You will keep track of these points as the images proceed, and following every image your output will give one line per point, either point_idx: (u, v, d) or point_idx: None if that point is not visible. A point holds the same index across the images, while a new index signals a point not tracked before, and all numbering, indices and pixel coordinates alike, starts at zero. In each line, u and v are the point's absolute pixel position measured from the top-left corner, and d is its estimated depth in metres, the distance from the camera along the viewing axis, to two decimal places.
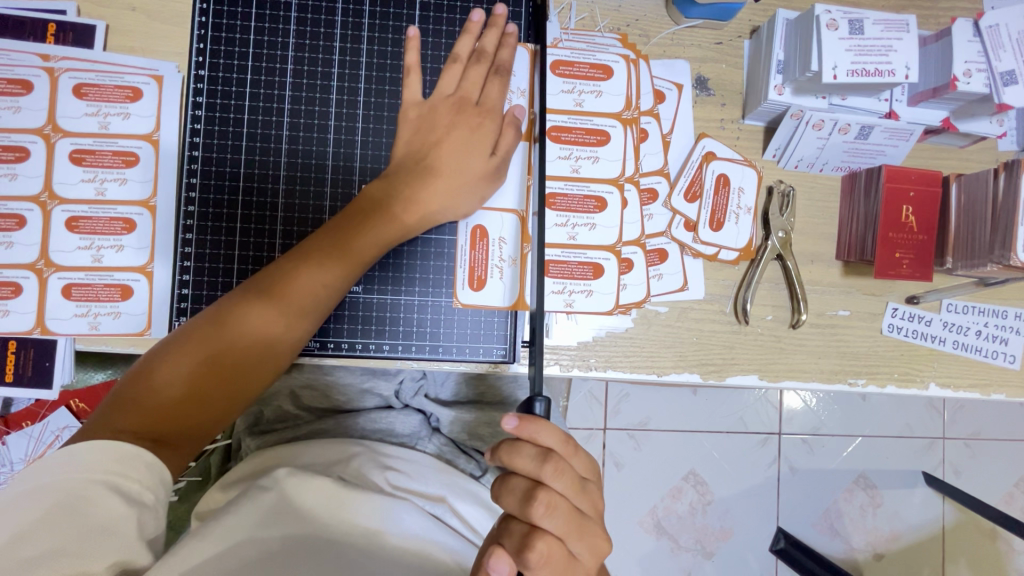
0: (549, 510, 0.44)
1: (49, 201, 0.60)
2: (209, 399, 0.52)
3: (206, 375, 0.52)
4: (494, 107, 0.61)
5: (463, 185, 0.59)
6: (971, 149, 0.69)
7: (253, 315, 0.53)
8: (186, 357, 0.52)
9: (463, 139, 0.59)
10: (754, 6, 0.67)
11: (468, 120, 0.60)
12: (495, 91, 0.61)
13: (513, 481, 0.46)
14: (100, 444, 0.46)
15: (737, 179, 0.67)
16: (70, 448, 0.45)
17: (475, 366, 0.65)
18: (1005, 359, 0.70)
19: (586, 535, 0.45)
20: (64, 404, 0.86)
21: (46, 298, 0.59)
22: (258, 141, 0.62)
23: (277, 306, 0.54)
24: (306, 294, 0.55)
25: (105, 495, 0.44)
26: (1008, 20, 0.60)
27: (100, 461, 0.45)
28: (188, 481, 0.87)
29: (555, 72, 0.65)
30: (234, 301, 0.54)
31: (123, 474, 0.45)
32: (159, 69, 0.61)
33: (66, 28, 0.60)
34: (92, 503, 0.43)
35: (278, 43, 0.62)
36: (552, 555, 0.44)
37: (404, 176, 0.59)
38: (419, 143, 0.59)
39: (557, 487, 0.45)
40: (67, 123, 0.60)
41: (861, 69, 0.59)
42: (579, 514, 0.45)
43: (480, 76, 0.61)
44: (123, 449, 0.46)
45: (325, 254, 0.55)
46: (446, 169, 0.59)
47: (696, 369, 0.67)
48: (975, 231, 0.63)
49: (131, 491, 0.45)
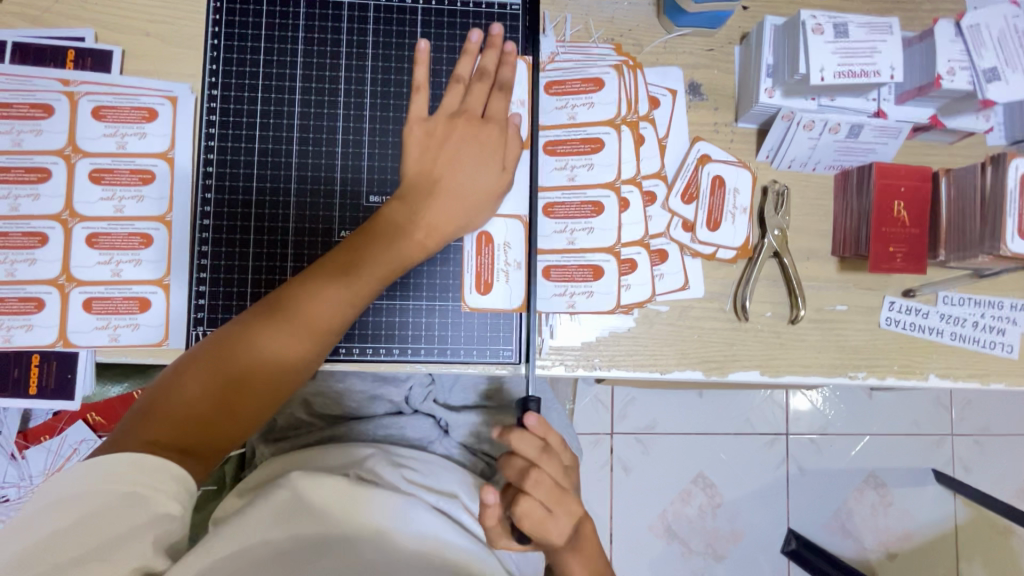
0: (535, 483, 0.49)
1: (70, 218, 0.62)
2: (233, 416, 0.54)
3: (229, 392, 0.53)
4: (495, 118, 0.63)
5: (476, 199, 0.61)
6: (959, 144, 0.71)
7: (274, 334, 0.55)
8: (211, 374, 0.53)
9: (471, 154, 0.61)
10: (743, 13, 0.70)
11: (473, 131, 0.62)
12: (500, 105, 0.63)
13: (512, 459, 0.52)
14: (130, 454, 0.47)
15: (732, 179, 0.69)
16: (101, 457, 0.47)
17: (482, 368, 0.66)
18: (1003, 349, 0.71)
19: (564, 508, 0.51)
20: (81, 418, 0.88)
21: (67, 313, 0.61)
22: (269, 156, 0.64)
23: (297, 326, 0.55)
24: (325, 315, 0.56)
25: (133, 506, 0.45)
26: (987, 19, 0.63)
27: (128, 474, 0.46)
28: (203, 490, 0.88)
29: (548, 91, 0.67)
30: (256, 321, 0.55)
31: (149, 485, 0.46)
32: (173, 90, 0.64)
33: (84, 53, 0.63)
34: (121, 511, 0.45)
35: (287, 62, 0.65)
36: (531, 516, 0.49)
37: (417, 195, 0.60)
38: (429, 158, 0.61)
39: (547, 468, 0.51)
40: (86, 144, 0.63)
41: (847, 70, 0.61)
42: (559, 490, 0.51)
43: (483, 91, 0.64)
44: (149, 460, 0.47)
45: (344, 275, 0.57)
46: (457, 185, 0.61)
47: (698, 366, 0.68)
48: (966, 223, 0.65)
49: (158, 503, 0.46)
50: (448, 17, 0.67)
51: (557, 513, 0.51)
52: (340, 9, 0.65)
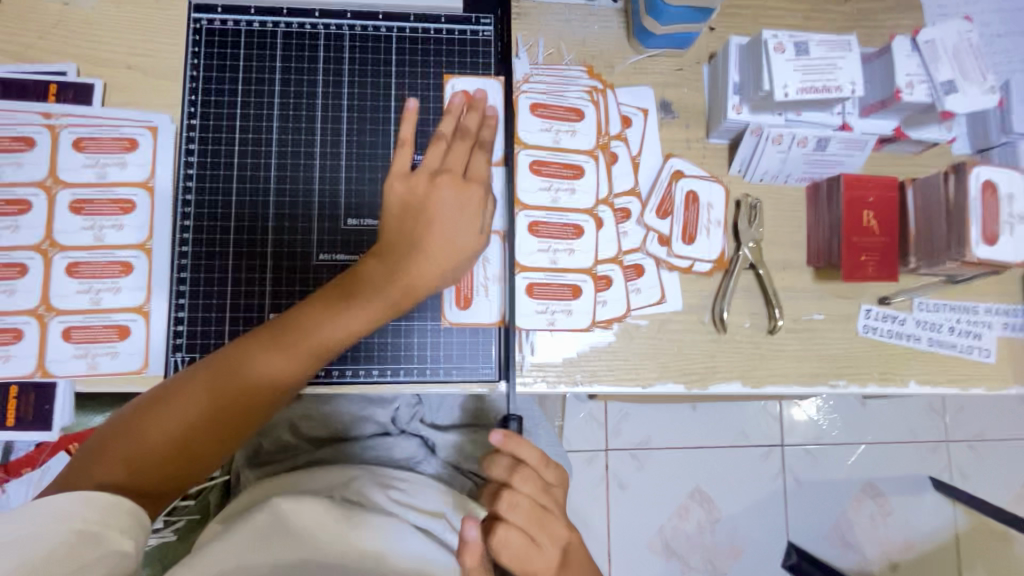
0: (511, 507, 0.48)
1: (50, 248, 0.63)
2: (194, 459, 0.54)
3: (197, 437, 0.54)
4: (479, 180, 0.61)
5: (451, 252, 0.59)
6: (927, 154, 0.73)
7: (241, 382, 0.55)
8: (175, 418, 0.53)
9: (450, 211, 0.59)
10: (711, 34, 0.72)
11: (454, 191, 0.59)
12: (480, 162, 0.62)
13: (483, 487, 0.51)
14: (83, 495, 0.47)
15: (705, 194, 0.71)
16: (55, 500, 0.46)
17: (464, 387, 0.66)
18: (980, 354, 0.72)
19: (547, 528, 0.49)
20: (64, 450, 0.85)
21: (47, 342, 0.61)
22: (248, 182, 0.65)
23: (263, 379, 0.55)
24: (291, 368, 0.55)
25: (87, 544, 0.45)
26: (943, 35, 0.65)
27: (83, 513, 0.46)
28: (185, 520, 0.84)
29: (533, 113, 0.68)
30: (224, 365, 0.55)
31: (105, 524, 0.47)
32: (153, 120, 0.65)
33: (66, 87, 0.65)
34: (75, 553, 0.44)
35: (264, 91, 0.66)
36: (512, 541, 0.48)
37: (391, 253, 0.58)
38: (407, 220, 0.59)
39: (521, 489, 0.49)
40: (67, 174, 0.63)
41: (810, 86, 0.63)
42: (541, 510, 0.49)
43: (465, 151, 0.62)
44: (105, 501, 0.48)
45: (314, 330, 0.56)
46: (436, 246, 0.58)
47: (680, 379, 0.68)
48: (933, 230, 0.66)
49: (112, 539, 0.47)
50: (422, 44, 0.69)
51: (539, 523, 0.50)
52: (316, 39, 0.67)
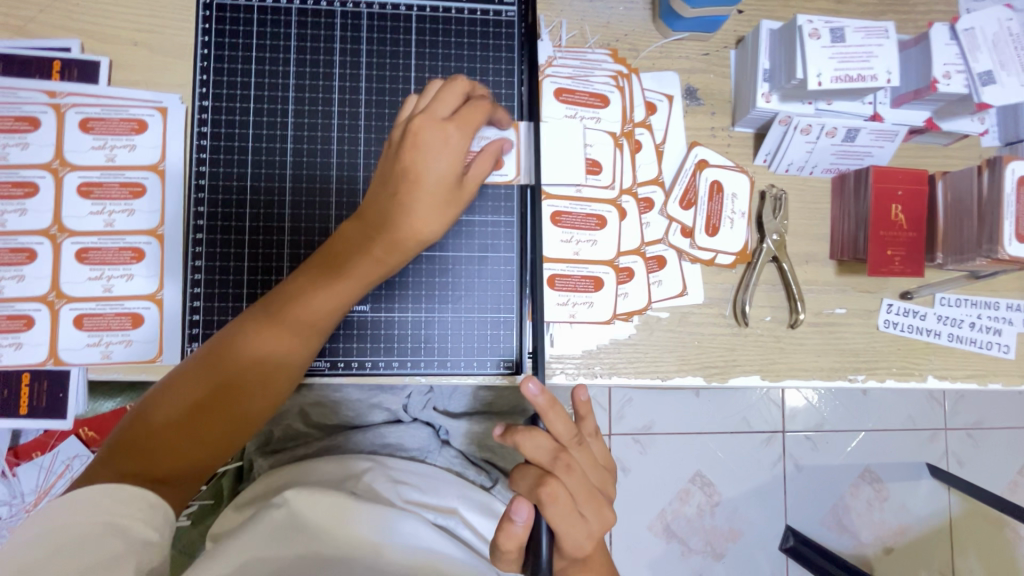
0: (552, 498, 0.47)
1: (59, 233, 0.61)
2: (206, 436, 0.53)
3: (199, 422, 0.53)
4: (466, 124, 0.55)
5: (439, 201, 0.55)
6: (955, 146, 0.72)
7: (246, 350, 0.54)
8: (173, 403, 0.53)
9: (436, 157, 0.55)
10: (739, 17, 0.70)
11: (436, 135, 0.55)
12: (451, 99, 0.56)
13: (527, 469, 0.50)
14: (101, 488, 0.47)
15: (730, 184, 0.69)
16: (74, 494, 0.46)
17: (483, 379, 0.65)
18: (1000, 350, 0.71)
19: (595, 505, 0.50)
20: (73, 433, 0.87)
21: (58, 330, 0.60)
22: (263, 167, 0.63)
23: (269, 350, 0.54)
24: (293, 341, 0.55)
25: (107, 533, 0.44)
26: (982, 23, 0.63)
27: (106, 503, 0.46)
28: (200, 504, 0.86)
29: (557, 99, 0.66)
30: (216, 350, 0.55)
31: (127, 515, 0.46)
32: (163, 101, 0.63)
33: (71, 65, 0.62)
34: (96, 540, 0.43)
35: (279, 72, 0.64)
36: (560, 500, 0.48)
37: (379, 211, 0.56)
38: (387, 176, 0.56)
39: (564, 480, 0.48)
40: (74, 157, 0.61)
41: (844, 75, 0.61)
42: (591, 487, 0.50)
43: (456, 95, 0.56)
44: (126, 491, 0.47)
45: (309, 294, 0.55)
46: (425, 194, 0.55)
47: (699, 372, 0.68)
48: (963, 226, 0.65)
49: (135, 528, 0.45)
50: (444, 25, 0.66)
51: (587, 510, 0.49)
52: (332, 17, 0.64)
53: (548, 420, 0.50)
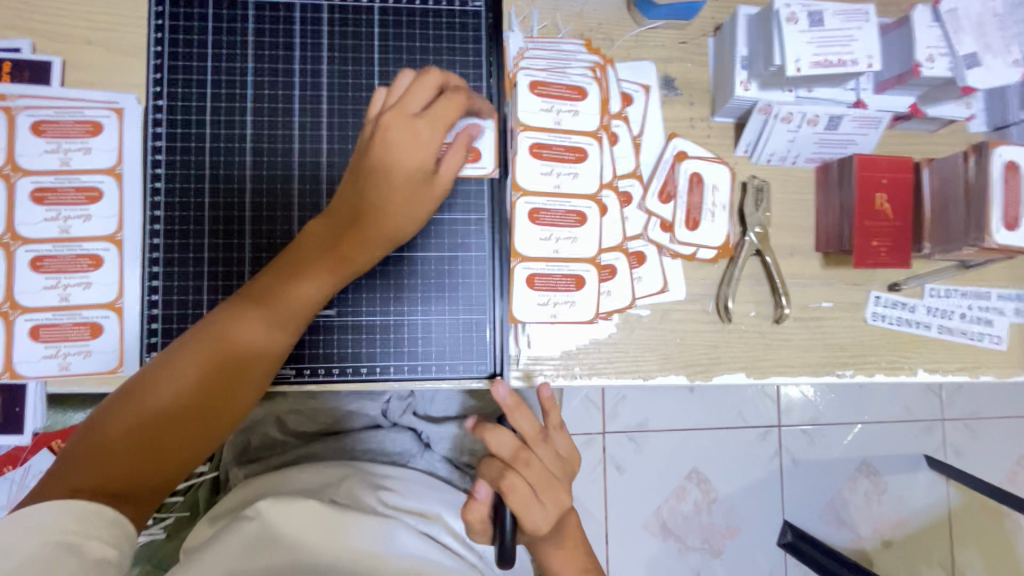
0: (510, 488, 0.49)
1: (12, 241, 0.59)
2: (166, 450, 0.50)
3: (159, 434, 0.50)
4: (437, 121, 0.53)
5: (410, 199, 0.54)
6: (941, 133, 0.69)
7: (212, 354, 0.51)
8: (130, 415, 0.50)
9: (406, 156, 0.53)
10: (716, 3, 0.68)
11: (404, 132, 0.52)
12: (422, 92, 0.53)
13: (491, 461, 0.51)
14: (52, 506, 0.44)
15: (711, 176, 0.67)
16: (26, 511, 0.43)
17: (457, 383, 0.63)
18: (991, 341, 0.70)
19: (553, 491, 0.51)
20: (45, 447, 0.82)
21: (13, 342, 0.58)
22: (222, 168, 0.61)
23: (242, 354, 0.52)
24: (260, 345, 0.53)
25: (62, 555, 0.42)
26: (965, 4, 0.61)
27: (60, 522, 0.43)
28: (175, 516, 0.83)
29: (533, 92, 0.62)
30: (176, 357, 0.51)
31: (83, 534, 0.44)
32: (119, 101, 0.60)
33: (21, 66, 0.59)
34: (50, 562, 0.41)
35: (236, 69, 0.61)
36: (517, 489, 0.49)
37: (347, 207, 0.54)
38: (355, 172, 0.54)
39: (522, 474, 0.49)
40: (27, 161, 0.59)
41: (824, 60, 0.59)
42: (551, 476, 0.51)
43: (428, 89, 0.54)
44: (81, 509, 0.45)
45: (282, 296, 0.53)
46: (396, 192, 0.53)
47: (682, 370, 0.66)
48: (949, 214, 0.63)
49: (90, 548, 0.43)
50: (408, 17, 0.64)
51: (546, 498, 0.50)
52: (291, 11, 0.62)
53: (515, 421, 0.50)
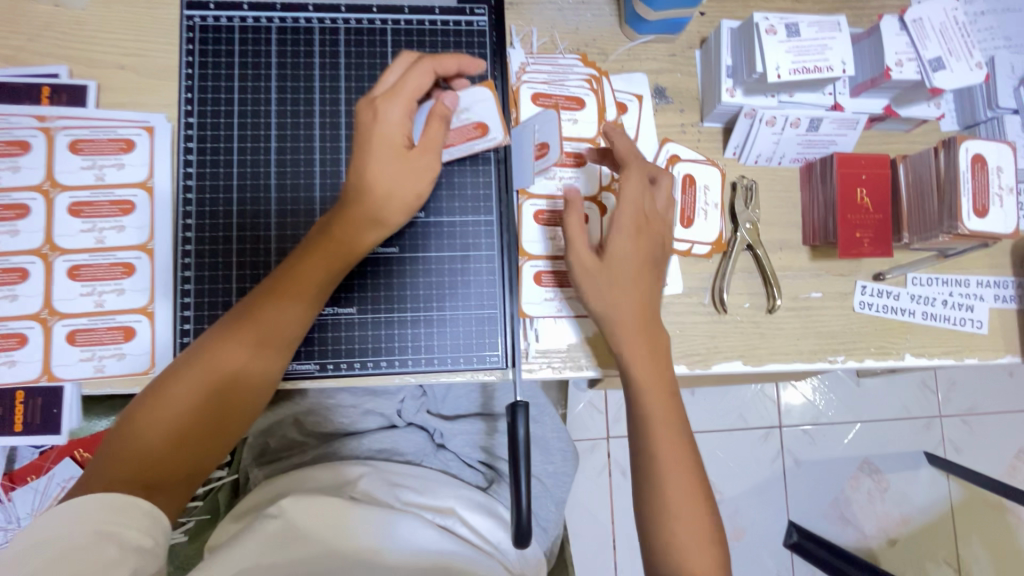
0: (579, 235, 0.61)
1: (51, 252, 0.62)
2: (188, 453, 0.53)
3: (180, 439, 0.53)
4: (401, 93, 0.56)
5: (391, 169, 0.56)
6: (916, 132, 0.74)
7: (221, 361, 0.54)
8: (151, 424, 0.52)
9: (380, 131, 0.56)
10: (701, 19, 0.73)
11: (370, 112, 0.56)
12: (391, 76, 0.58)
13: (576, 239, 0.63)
14: (89, 498, 0.48)
15: (702, 177, 0.71)
16: (69, 502, 0.48)
17: (473, 375, 0.66)
18: (973, 325, 0.74)
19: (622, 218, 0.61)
20: (69, 454, 0.86)
21: (51, 347, 0.61)
22: (249, 179, 0.65)
23: (248, 359, 0.55)
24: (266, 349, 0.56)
25: (99, 542, 0.46)
26: (929, 13, 0.66)
27: (95, 512, 0.47)
28: (196, 520, 0.85)
29: (535, 103, 0.69)
30: (186, 368, 0.54)
31: (118, 522, 0.47)
32: (150, 120, 0.65)
33: (59, 90, 0.64)
34: (89, 548, 0.45)
35: (261, 87, 0.66)
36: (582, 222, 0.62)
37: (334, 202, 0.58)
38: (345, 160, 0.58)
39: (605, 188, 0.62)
40: (64, 178, 0.63)
41: (801, 67, 0.64)
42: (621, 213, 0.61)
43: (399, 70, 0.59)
44: (115, 500, 0.48)
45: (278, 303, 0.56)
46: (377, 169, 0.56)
47: (683, 360, 0.70)
48: (925, 206, 0.67)
49: (125, 536, 0.47)
50: (418, 37, 0.69)
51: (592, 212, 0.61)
52: (310, 33, 0.67)
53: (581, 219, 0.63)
